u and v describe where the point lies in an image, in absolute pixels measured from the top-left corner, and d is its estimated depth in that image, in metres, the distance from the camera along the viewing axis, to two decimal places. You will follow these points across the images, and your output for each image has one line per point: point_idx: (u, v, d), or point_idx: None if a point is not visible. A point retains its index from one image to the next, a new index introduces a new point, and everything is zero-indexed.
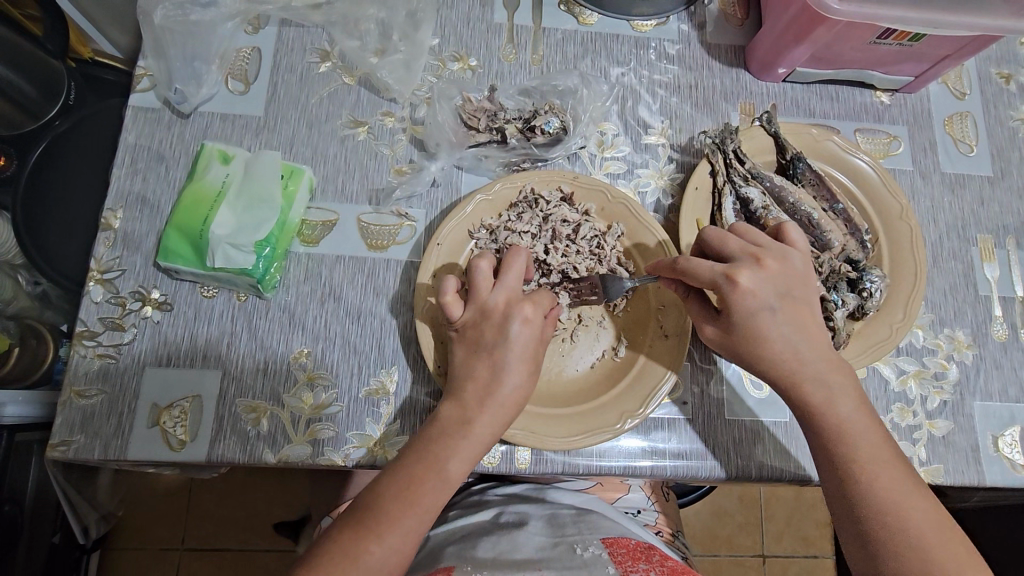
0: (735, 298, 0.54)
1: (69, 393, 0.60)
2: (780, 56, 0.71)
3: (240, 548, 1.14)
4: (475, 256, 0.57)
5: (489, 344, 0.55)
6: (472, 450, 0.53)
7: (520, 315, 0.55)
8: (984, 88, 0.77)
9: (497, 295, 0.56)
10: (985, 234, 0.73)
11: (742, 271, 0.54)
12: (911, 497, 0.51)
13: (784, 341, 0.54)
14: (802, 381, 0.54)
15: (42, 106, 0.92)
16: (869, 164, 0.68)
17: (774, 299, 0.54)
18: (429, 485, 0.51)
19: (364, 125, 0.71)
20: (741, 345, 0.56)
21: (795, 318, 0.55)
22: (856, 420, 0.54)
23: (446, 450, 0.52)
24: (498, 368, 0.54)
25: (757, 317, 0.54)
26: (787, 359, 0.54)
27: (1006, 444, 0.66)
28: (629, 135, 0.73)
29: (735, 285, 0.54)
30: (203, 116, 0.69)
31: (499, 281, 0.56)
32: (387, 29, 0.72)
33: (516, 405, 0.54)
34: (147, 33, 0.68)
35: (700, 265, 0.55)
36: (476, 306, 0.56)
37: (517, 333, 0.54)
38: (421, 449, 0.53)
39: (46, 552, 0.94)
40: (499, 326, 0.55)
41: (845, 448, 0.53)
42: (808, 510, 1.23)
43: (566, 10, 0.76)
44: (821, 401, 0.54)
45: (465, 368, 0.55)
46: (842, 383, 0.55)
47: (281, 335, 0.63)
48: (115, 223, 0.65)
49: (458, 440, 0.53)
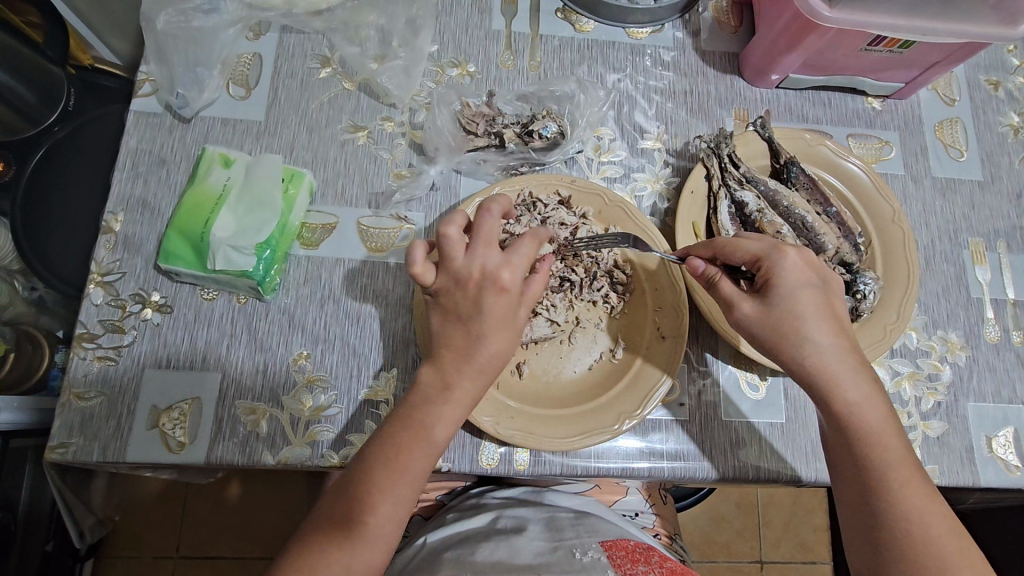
0: (780, 268, 0.54)
1: (68, 395, 0.60)
2: (773, 63, 0.72)
3: (235, 556, 1.13)
4: (440, 223, 0.53)
5: (465, 314, 0.53)
6: (456, 411, 0.52)
7: (496, 284, 0.52)
8: (973, 95, 0.79)
9: (470, 263, 0.52)
10: (977, 238, 0.74)
11: (789, 248, 0.55)
12: (927, 506, 0.51)
13: (824, 324, 0.54)
14: (837, 378, 0.54)
15: (41, 111, 0.93)
16: (860, 168, 0.70)
17: (817, 279, 0.55)
18: (416, 449, 0.51)
19: (364, 130, 0.71)
20: (774, 328, 0.54)
21: (831, 308, 0.55)
22: (880, 426, 0.53)
23: (433, 416, 0.52)
24: (472, 337, 0.52)
25: (798, 296, 0.54)
26: (820, 349, 0.54)
27: (999, 445, 0.66)
28: (626, 140, 0.74)
29: (784, 255, 0.54)
30: (205, 121, 0.70)
31: (471, 247, 0.53)
32: (387, 36, 0.73)
33: (493, 369, 0.53)
34: (150, 40, 0.69)
35: (743, 241, 0.57)
36: (448, 274, 0.53)
37: (494, 303, 0.52)
38: (409, 412, 0.52)
39: (39, 559, 0.93)
40: (472, 296, 0.52)
41: (868, 456, 0.53)
42: (806, 515, 1.23)
43: (563, 18, 0.77)
44: (852, 403, 0.53)
45: (439, 334, 0.54)
46: (870, 386, 0.54)
47: (281, 338, 0.63)
48: (116, 226, 0.66)
49: (442, 406, 0.52)
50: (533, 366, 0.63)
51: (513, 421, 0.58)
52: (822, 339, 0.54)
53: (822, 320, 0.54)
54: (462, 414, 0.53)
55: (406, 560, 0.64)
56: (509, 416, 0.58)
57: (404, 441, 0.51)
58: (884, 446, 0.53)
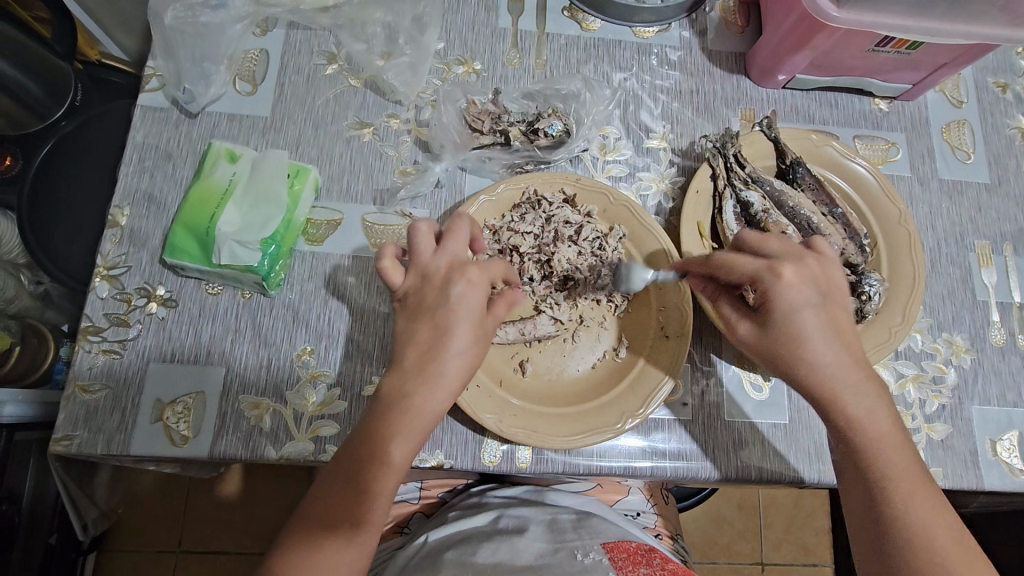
0: (778, 292, 0.52)
1: (73, 387, 0.60)
2: (780, 63, 0.72)
3: (237, 551, 1.13)
4: (416, 222, 0.57)
5: (431, 307, 0.52)
6: (418, 424, 0.50)
7: (462, 277, 0.52)
8: (981, 97, 0.78)
9: (439, 259, 0.54)
10: (983, 240, 0.74)
11: (786, 266, 0.53)
12: (931, 513, 0.51)
13: (825, 341, 0.52)
14: (839, 391, 0.52)
15: (48, 106, 0.93)
16: (866, 169, 0.69)
17: (817, 298, 0.53)
18: (378, 462, 0.49)
19: (369, 126, 0.71)
20: (774, 345, 0.53)
21: (834, 321, 0.53)
22: (887, 435, 0.53)
23: (393, 428, 0.49)
24: (439, 334, 0.51)
25: (798, 315, 0.52)
26: (822, 364, 0.52)
27: (1004, 449, 0.66)
28: (631, 139, 0.74)
29: (779, 278, 0.52)
30: (211, 116, 0.70)
31: (441, 246, 0.55)
32: (393, 33, 0.73)
33: (462, 370, 0.51)
34: (157, 35, 0.69)
35: (738, 259, 0.54)
36: (418, 271, 0.54)
37: (461, 294, 0.52)
38: (372, 430, 0.50)
39: (42, 552, 0.94)
40: (439, 289, 0.52)
41: (873, 465, 0.52)
42: (807, 518, 1.22)
43: (569, 16, 0.77)
44: (858, 413, 0.52)
45: (404, 334, 0.53)
46: (877, 395, 0.53)
47: (285, 333, 0.64)
48: (122, 220, 0.66)
49: (403, 417, 0.50)
50: (537, 364, 0.63)
51: (516, 419, 0.58)
52: (817, 359, 0.52)
53: (822, 337, 0.52)
54: (428, 427, 0.51)
55: (407, 558, 0.64)
56: (511, 414, 0.58)
57: (365, 455, 0.49)
58: (888, 460, 0.52)
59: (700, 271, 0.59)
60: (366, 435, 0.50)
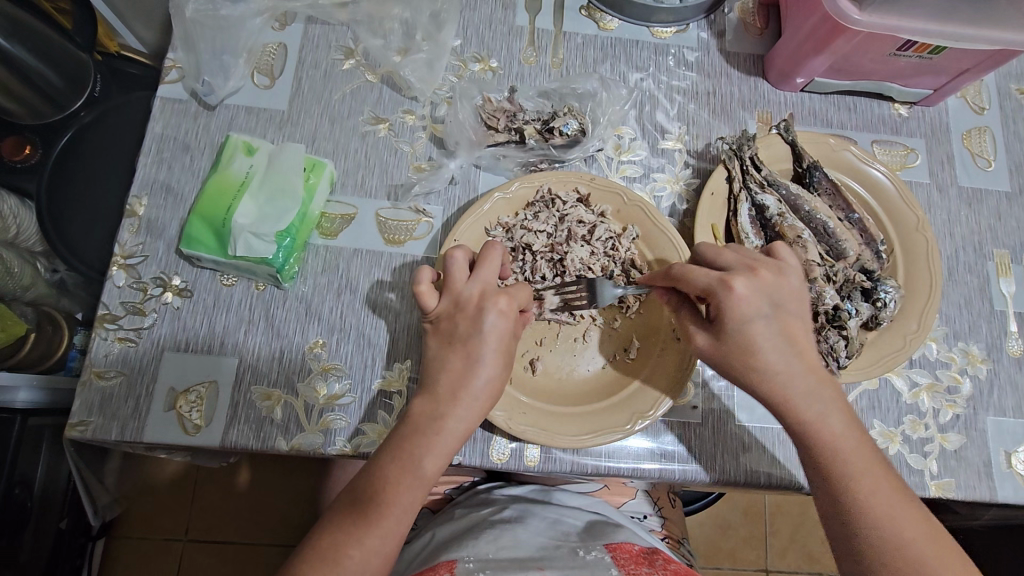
0: (724, 310, 0.54)
1: (89, 374, 0.61)
2: (799, 66, 0.71)
3: (244, 542, 1.14)
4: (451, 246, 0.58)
5: (464, 335, 0.56)
6: (445, 443, 0.54)
7: (495, 308, 0.55)
8: (1004, 104, 0.77)
9: (472, 287, 0.56)
10: (1002, 249, 0.73)
11: (737, 278, 0.54)
12: (900, 508, 0.51)
13: (775, 360, 0.54)
14: (790, 401, 0.54)
15: (68, 97, 0.93)
16: (886, 175, 0.68)
17: (768, 308, 0.54)
18: (399, 475, 0.52)
19: (385, 122, 0.72)
20: (732, 358, 0.55)
21: (786, 338, 0.55)
22: (844, 436, 0.53)
23: (422, 448, 0.53)
24: (471, 360, 0.55)
25: (750, 334, 0.54)
26: (772, 378, 0.54)
27: (1019, 461, 0.65)
28: (646, 139, 0.73)
29: (729, 292, 0.54)
30: (229, 109, 0.71)
31: (474, 273, 0.57)
32: (411, 29, 0.73)
33: (490, 396, 0.55)
34: (177, 26, 0.69)
35: (694, 271, 0.55)
36: (450, 297, 0.56)
37: (494, 331, 0.55)
38: (398, 447, 0.53)
39: (52, 537, 0.95)
40: (473, 317, 0.56)
41: (845, 473, 0.52)
42: (813, 527, 1.21)
43: (587, 15, 0.77)
44: (809, 420, 0.54)
45: (435, 365, 0.56)
46: (836, 400, 0.54)
47: (297, 326, 0.64)
48: (140, 210, 0.67)
49: (432, 437, 0.53)
50: (547, 362, 0.63)
51: (525, 417, 0.58)
52: (785, 376, 0.54)
53: (776, 353, 0.54)
54: (453, 444, 0.54)
55: (412, 556, 0.64)
56: (521, 412, 0.58)
57: (391, 472, 0.52)
58: (853, 468, 0.52)
59: (664, 285, 0.59)
60: (396, 445, 0.53)
